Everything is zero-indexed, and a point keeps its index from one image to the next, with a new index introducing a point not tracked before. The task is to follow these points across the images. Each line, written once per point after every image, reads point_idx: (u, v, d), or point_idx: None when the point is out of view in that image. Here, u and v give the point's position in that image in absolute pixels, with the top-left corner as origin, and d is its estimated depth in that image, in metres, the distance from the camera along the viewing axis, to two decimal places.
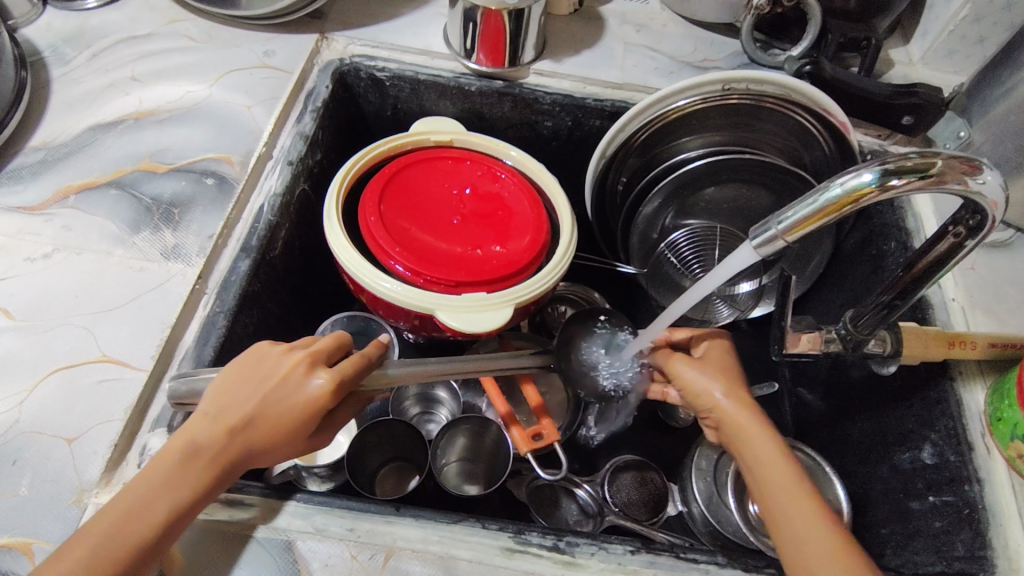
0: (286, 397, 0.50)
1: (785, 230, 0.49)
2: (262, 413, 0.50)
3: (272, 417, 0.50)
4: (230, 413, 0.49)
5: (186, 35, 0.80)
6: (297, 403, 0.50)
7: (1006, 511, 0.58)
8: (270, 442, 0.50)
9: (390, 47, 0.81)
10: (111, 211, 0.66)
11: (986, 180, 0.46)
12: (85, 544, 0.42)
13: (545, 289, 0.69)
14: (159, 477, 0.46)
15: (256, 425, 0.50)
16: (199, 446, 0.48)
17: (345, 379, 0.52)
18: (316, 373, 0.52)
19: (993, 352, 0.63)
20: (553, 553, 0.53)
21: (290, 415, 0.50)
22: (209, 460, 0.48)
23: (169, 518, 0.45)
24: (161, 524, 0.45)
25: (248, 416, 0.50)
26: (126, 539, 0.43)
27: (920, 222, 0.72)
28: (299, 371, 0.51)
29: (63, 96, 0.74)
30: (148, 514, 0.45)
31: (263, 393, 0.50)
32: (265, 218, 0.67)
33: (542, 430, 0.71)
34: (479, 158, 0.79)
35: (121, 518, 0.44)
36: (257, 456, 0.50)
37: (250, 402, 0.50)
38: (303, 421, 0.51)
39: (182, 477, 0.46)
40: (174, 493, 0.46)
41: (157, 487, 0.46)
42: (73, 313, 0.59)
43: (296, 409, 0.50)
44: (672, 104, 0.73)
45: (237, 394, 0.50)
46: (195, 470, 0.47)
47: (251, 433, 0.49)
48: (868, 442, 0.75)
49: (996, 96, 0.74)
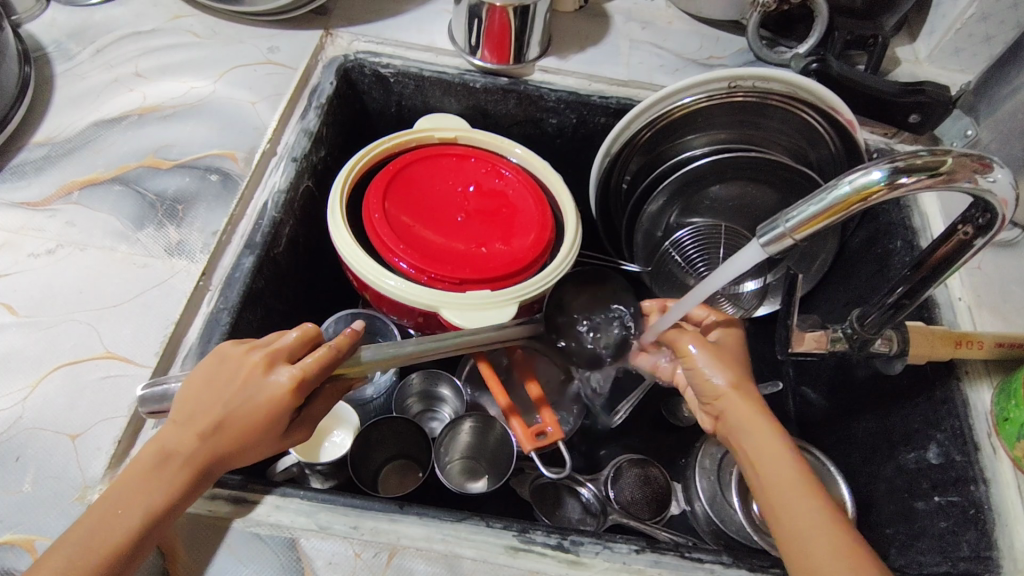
0: (253, 395, 0.49)
1: (792, 228, 0.49)
2: (229, 413, 0.49)
3: (240, 416, 0.49)
4: (198, 416, 0.49)
5: (190, 31, 0.80)
6: (261, 401, 0.49)
7: (1012, 511, 0.58)
8: (241, 441, 0.50)
9: (395, 44, 0.81)
10: (115, 207, 0.66)
11: (997, 178, 0.45)
12: (64, 551, 0.43)
13: (550, 287, 0.69)
14: (132, 485, 0.46)
15: (224, 426, 0.49)
16: (169, 452, 0.48)
17: (311, 373, 0.51)
18: (280, 368, 0.51)
19: (1000, 352, 0.62)
20: (558, 552, 0.53)
21: (260, 412, 0.49)
22: (179, 463, 0.48)
23: (148, 522, 0.46)
24: (141, 528, 0.45)
25: (217, 418, 0.49)
26: (104, 544, 0.44)
27: (926, 221, 0.72)
28: (263, 368, 0.50)
29: (67, 92, 0.74)
30: (123, 519, 0.45)
31: (227, 393, 0.49)
32: (269, 215, 0.67)
33: (547, 428, 0.70)
34: (483, 156, 0.79)
35: (98, 525, 0.44)
36: (232, 456, 0.50)
37: (215, 405, 0.49)
38: (271, 417, 0.50)
39: (156, 482, 0.47)
40: (149, 499, 0.46)
41: (131, 493, 0.46)
42: (77, 309, 0.59)
43: (261, 406, 0.49)
44: (678, 101, 0.73)
45: (204, 396, 0.49)
46: (168, 475, 0.47)
47: (221, 434, 0.49)
48: (873, 442, 0.75)
49: (1003, 94, 0.73)
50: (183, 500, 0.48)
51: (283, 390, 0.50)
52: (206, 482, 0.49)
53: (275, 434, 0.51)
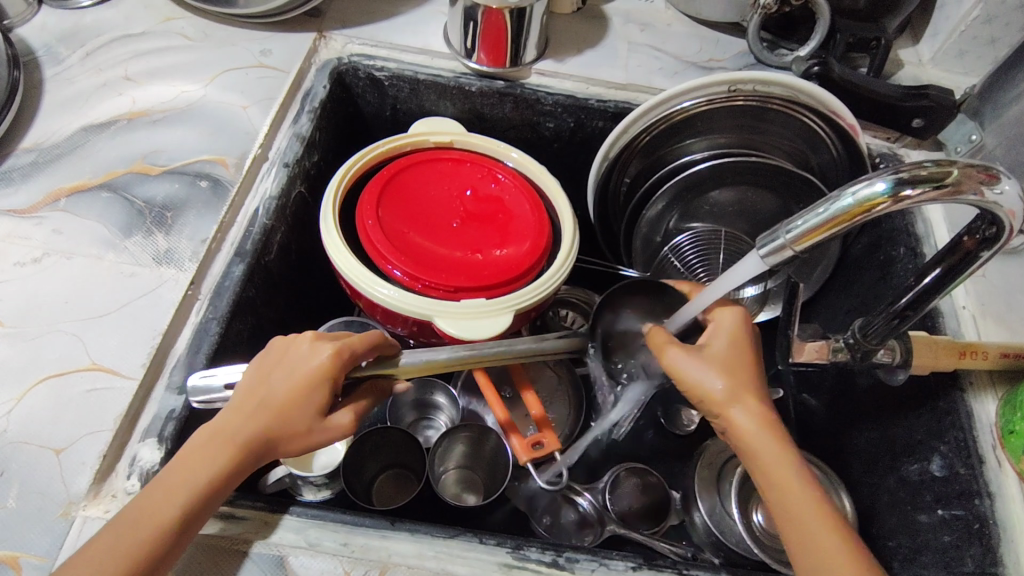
0: (294, 370, 0.52)
1: (793, 239, 0.48)
2: (272, 390, 0.51)
3: (281, 391, 0.51)
4: (245, 399, 0.51)
5: (181, 34, 0.79)
6: (303, 374, 0.51)
7: (1018, 527, 0.57)
8: (285, 419, 0.50)
9: (389, 46, 0.80)
10: (103, 214, 0.65)
11: (1005, 190, 0.44)
12: (112, 535, 0.43)
13: (546, 295, 0.68)
14: (182, 463, 0.47)
15: (270, 403, 0.50)
16: (216, 431, 0.49)
17: (347, 347, 0.53)
18: (319, 346, 0.53)
19: (1005, 362, 0.61)
20: (552, 570, 0.52)
21: (301, 385, 0.51)
22: (226, 441, 0.48)
23: (195, 496, 0.46)
24: (189, 501, 0.46)
25: (262, 397, 0.51)
26: (154, 516, 0.44)
27: (930, 227, 0.70)
28: (303, 346, 0.53)
29: (55, 97, 0.73)
30: (166, 497, 0.45)
31: (271, 374, 0.52)
32: (260, 222, 0.65)
33: (541, 437, 0.70)
34: (479, 160, 0.77)
35: (143, 508, 0.45)
36: (278, 438, 0.50)
37: (263, 383, 0.51)
38: (310, 390, 0.51)
39: (203, 458, 0.47)
40: (197, 474, 0.47)
41: (175, 476, 0.46)
42: (63, 320, 0.58)
43: (302, 379, 0.51)
44: (676, 105, 0.72)
45: (251, 383, 0.51)
46: (215, 451, 0.48)
47: (265, 410, 0.50)
48: (875, 452, 0.74)
49: (1010, 98, 0.72)
50: (230, 477, 0.48)
51: (324, 361, 0.52)
52: (252, 464, 0.49)
53: (315, 415, 0.52)
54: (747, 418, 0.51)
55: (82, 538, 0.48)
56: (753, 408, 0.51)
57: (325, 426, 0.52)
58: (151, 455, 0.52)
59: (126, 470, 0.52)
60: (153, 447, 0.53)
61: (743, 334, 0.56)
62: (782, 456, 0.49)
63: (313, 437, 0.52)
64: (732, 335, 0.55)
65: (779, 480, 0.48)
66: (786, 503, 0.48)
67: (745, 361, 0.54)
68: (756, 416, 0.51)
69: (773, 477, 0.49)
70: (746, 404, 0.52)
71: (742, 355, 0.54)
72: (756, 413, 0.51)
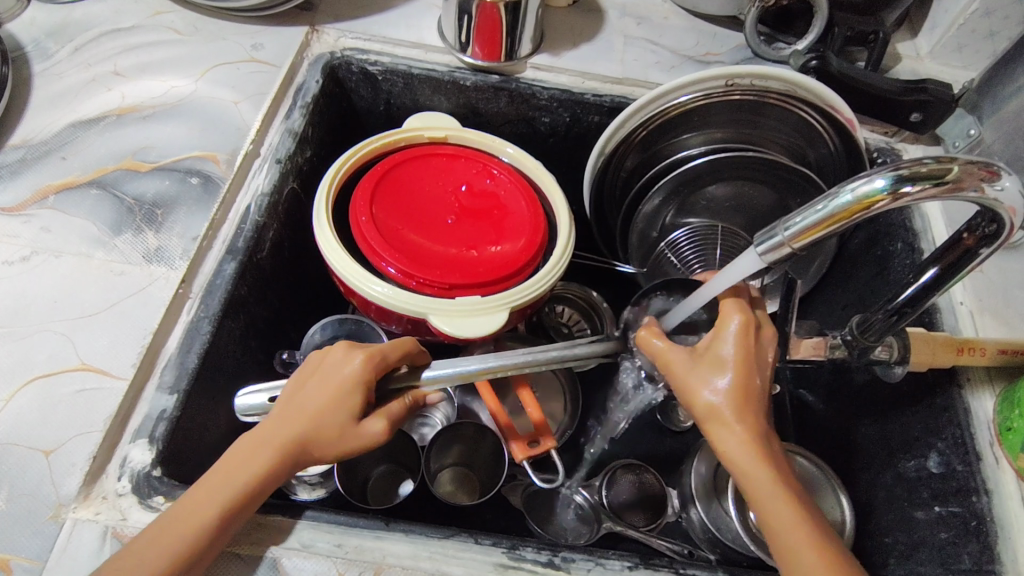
0: (327, 378, 0.53)
1: (791, 236, 0.47)
2: (306, 398, 0.52)
3: (315, 398, 0.52)
4: (284, 407, 0.52)
5: (171, 28, 0.78)
6: (337, 382, 0.53)
7: (1015, 524, 0.57)
8: (318, 425, 0.51)
9: (382, 40, 0.79)
10: (93, 212, 0.64)
11: (1005, 187, 0.44)
12: (152, 536, 0.45)
13: (541, 293, 0.67)
14: (221, 468, 0.49)
15: (305, 409, 0.52)
16: (254, 437, 0.50)
17: (377, 355, 0.55)
18: (351, 355, 0.54)
19: (1003, 359, 0.60)
20: (548, 570, 0.52)
21: (335, 391, 0.52)
22: (262, 447, 0.50)
23: (230, 500, 0.47)
24: (227, 503, 0.47)
25: (299, 405, 0.52)
26: (194, 518, 0.46)
27: (928, 223, 0.70)
28: (336, 354, 0.55)
29: (43, 92, 0.71)
30: (204, 500, 0.47)
31: (307, 383, 0.53)
32: (252, 220, 0.64)
33: (539, 435, 0.69)
34: (474, 156, 0.77)
35: (182, 510, 0.46)
36: (316, 444, 0.51)
37: (300, 392, 0.53)
38: (342, 396, 0.52)
39: (241, 463, 0.49)
40: (235, 479, 0.48)
41: (214, 480, 0.48)
42: (52, 320, 0.57)
43: (334, 387, 0.52)
44: (674, 100, 0.71)
45: (288, 394, 0.53)
46: (253, 456, 0.49)
47: (302, 417, 0.51)
48: (872, 448, 0.74)
49: (1009, 92, 0.71)
50: (267, 480, 0.49)
51: (355, 369, 0.53)
52: (288, 470, 0.51)
53: (347, 421, 0.52)
54: (732, 436, 0.50)
55: (71, 540, 0.48)
56: (740, 424, 0.50)
57: (357, 430, 0.53)
58: (142, 456, 0.52)
59: (117, 471, 0.51)
60: (144, 448, 0.52)
61: (748, 339, 0.52)
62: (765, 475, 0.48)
63: (347, 443, 0.52)
64: (727, 343, 0.52)
65: (756, 498, 0.48)
66: (767, 524, 0.47)
67: (743, 370, 0.51)
68: (743, 434, 0.49)
69: (753, 493, 0.48)
70: (733, 421, 0.50)
71: (739, 363, 0.51)
72: (743, 429, 0.50)
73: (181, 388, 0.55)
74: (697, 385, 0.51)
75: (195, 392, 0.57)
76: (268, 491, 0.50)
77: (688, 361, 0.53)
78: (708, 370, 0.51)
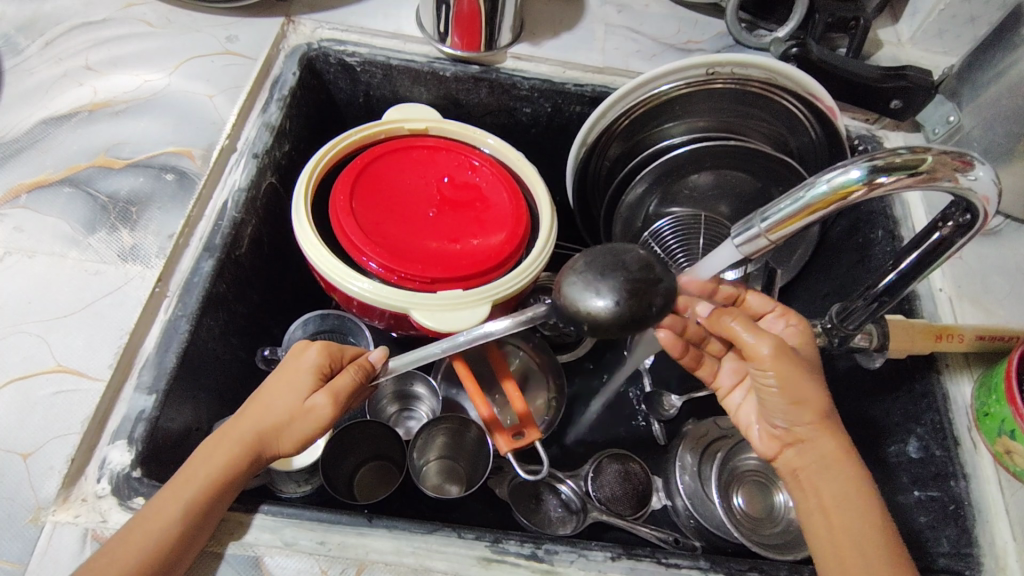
0: (286, 376, 0.54)
1: (768, 227, 0.49)
2: (268, 395, 0.53)
3: (271, 393, 0.53)
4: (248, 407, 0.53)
5: (143, 20, 0.76)
6: (290, 374, 0.54)
7: (991, 507, 0.58)
8: (271, 417, 0.52)
9: (360, 31, 0.77)
10: (66, 210, 0.63)
11: (978, 176, 0.45)
12: (123, 553, 0.44)
13: (524, 285, 0.66)
14: (183, 469, 0.49)
15: (268, 409, 0.53)
16: (217, 437, 0.51)
17: (333, 348, 0.56)
18: (307, 351, 0.55)
19: (980, 345, 0.61)
20: (531, 563, 0.52)
21: (293, 384, 0.53)
22: (224, 445, 0.51)
23: (198, 497, 0.47)
24: (199, 498, 0.47)
25: (259, 401, 0.53)
26: (160, 518, 0.46)
27: (907, 210, 0.70)
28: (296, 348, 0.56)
29: (15, 89, 0.70)
30: (171, 503, 0.46)
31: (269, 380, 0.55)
32: (229, 215, 0.63)
33: (524, 428, 0.69)
34: (455, 147, 0.76)
35: (148, 517, 0.46)
36: (273, 439, 0.52)
37: (259, 392, 0.54)
38: (295, 389, 0.53)
39: (204, 460, 0.49)
40: (196, 477, 0.48)
41: (176, 485, 0.48)
42: (28, 320, 0.57)
43: (290, 379, 0.54)
44: (654, 89, 0.70)
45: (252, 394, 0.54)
46: (212, 454, 0.50)
47: (261, 416, 0.52)
48: (852, 433, 0.74)
49: (986, 79, 0.71)
50: (231, 476, 0.49)
51: (312, 362, 0.54)
52: (250, 466, 0.51)
53: (296, 407, 0.52)
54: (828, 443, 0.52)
55: (51, 544, 0.47)
56: (836, 437, 0.52)
57: (307, 415, 0.52)
58: (121, 458, 0.51)
59: (96, 473, 0.51)
60: (124, 449, 0.52)
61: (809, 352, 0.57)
62: (859, 484, 0.51)
63: (301, 433, 0.52)
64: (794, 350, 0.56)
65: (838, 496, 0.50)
66: (841, 516, 0.50)
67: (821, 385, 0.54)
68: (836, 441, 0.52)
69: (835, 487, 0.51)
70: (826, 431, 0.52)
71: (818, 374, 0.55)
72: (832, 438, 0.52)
73: (159, 387, 0.55)
74: (802, 380, 0.52)
75: (173, 391, 0.56)
76: (235, 488, 0.50)
77: (790, 362, 0.51)
78: (800, 377, 0.52)
